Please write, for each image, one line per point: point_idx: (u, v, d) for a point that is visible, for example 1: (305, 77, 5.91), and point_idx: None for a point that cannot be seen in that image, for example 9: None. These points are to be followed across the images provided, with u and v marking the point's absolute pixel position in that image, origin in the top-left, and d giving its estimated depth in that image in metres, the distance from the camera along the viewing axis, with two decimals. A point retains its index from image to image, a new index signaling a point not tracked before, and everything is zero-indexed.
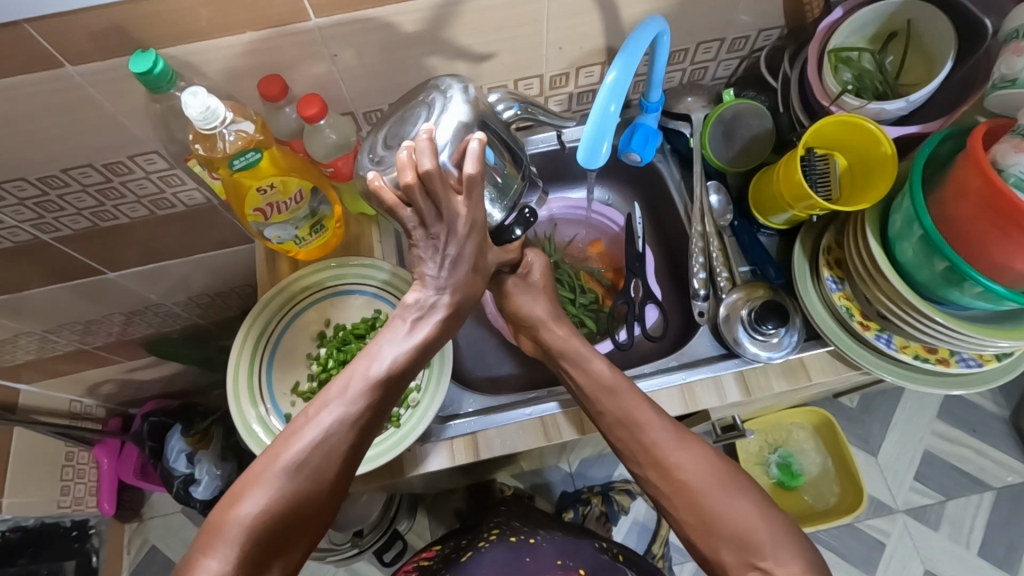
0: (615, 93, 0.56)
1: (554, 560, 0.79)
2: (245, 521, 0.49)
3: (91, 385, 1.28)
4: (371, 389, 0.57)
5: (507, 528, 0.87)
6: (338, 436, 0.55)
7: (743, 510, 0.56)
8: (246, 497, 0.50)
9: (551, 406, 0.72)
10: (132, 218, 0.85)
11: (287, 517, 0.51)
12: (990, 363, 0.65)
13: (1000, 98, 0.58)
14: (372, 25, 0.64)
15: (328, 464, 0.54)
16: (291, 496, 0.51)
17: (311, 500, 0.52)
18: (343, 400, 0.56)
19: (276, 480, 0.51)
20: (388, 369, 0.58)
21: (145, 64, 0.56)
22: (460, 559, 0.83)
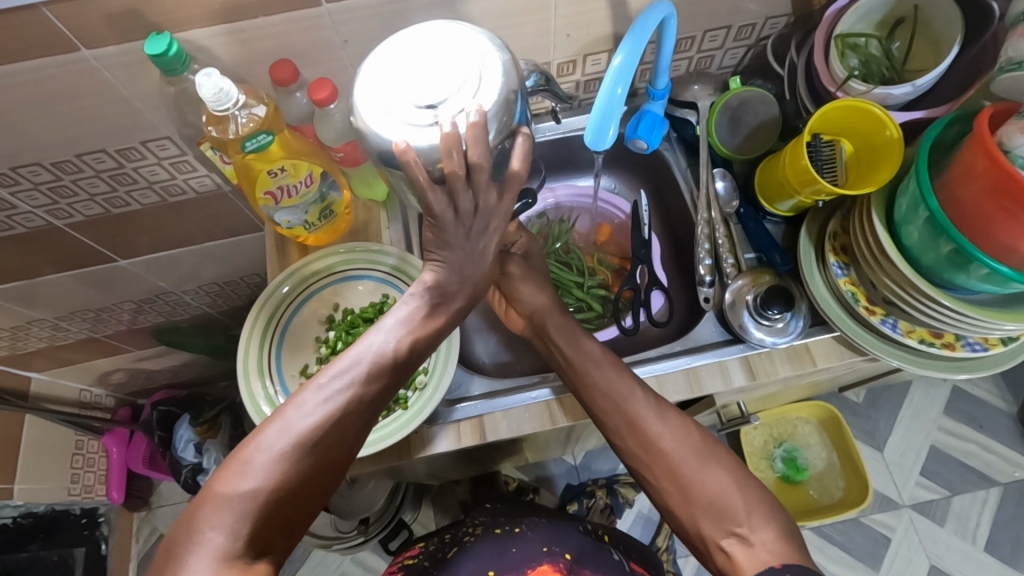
0: (622, 76, 0.56)
1: (540, 547, 0.78)
2: (251, 495, 0.49)
3: (101, 373, 1.29)
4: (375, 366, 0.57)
5: (490, 522, 0.88)
6: (346, 411, 0.55)
7: (719, 478, 0.56)
8: (252, 471, 0.50)
9: (543, 394, 0.73)
10: (143, 205, 0.86)
11: (294, 491, 0.51)
12: (996, 348, 0.65)
13: (1007, 82, 0.57)
14: (382, 11, 0.65)
15: (336, 439, 0.54)
16: (299, 469, 0.51)
17: (316, 473, 0.52)
18: (349, 376, 0.56)
19: (282, 454, 0.51)
20: (399, 348, 0.59)
21: (160, 46, 0.57)
22: (447, 555, 0.81)
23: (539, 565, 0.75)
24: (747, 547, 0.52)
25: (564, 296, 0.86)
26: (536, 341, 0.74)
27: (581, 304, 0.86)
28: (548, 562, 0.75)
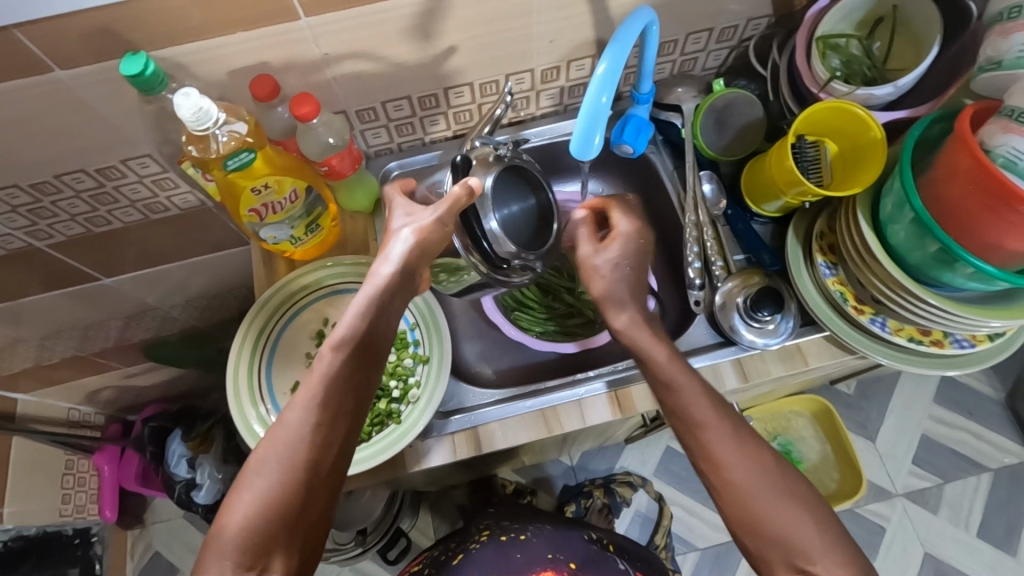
0: (607, 84, 0.55)
1: (544, 553, 0.78)
2: (232, 530, 0.51)
3: (90, 391, 1.28)
4: (329, 372, 0.57)
5: (498, 527, 0.87)
6: (306, 426, 0.55)
7: (796, 514, 0.53)
8: (232, 507, 0.53)
9: (598, 386, 0.73)
10: (126, 222, 0.85)
11: (274, 519, 0.52)
12: (983, 343, 0.66)
13: (987, 80, 0.58)
14: (363, 23, 0.64)
15: (305, 458, 0.54)
16: (270, 496, 0.52)
17: (292, 497, 0.53)
18: (307, 388, 0.56)
19: (254, 484, 0.53)
20: (344, 335, 0.58)
21: (135, 66, 0.56)
22: (451, 561, 0.80)
23: (543, 570, 0.75)
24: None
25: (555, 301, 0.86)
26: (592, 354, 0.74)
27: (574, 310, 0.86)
28: (551, 567, 0.76)
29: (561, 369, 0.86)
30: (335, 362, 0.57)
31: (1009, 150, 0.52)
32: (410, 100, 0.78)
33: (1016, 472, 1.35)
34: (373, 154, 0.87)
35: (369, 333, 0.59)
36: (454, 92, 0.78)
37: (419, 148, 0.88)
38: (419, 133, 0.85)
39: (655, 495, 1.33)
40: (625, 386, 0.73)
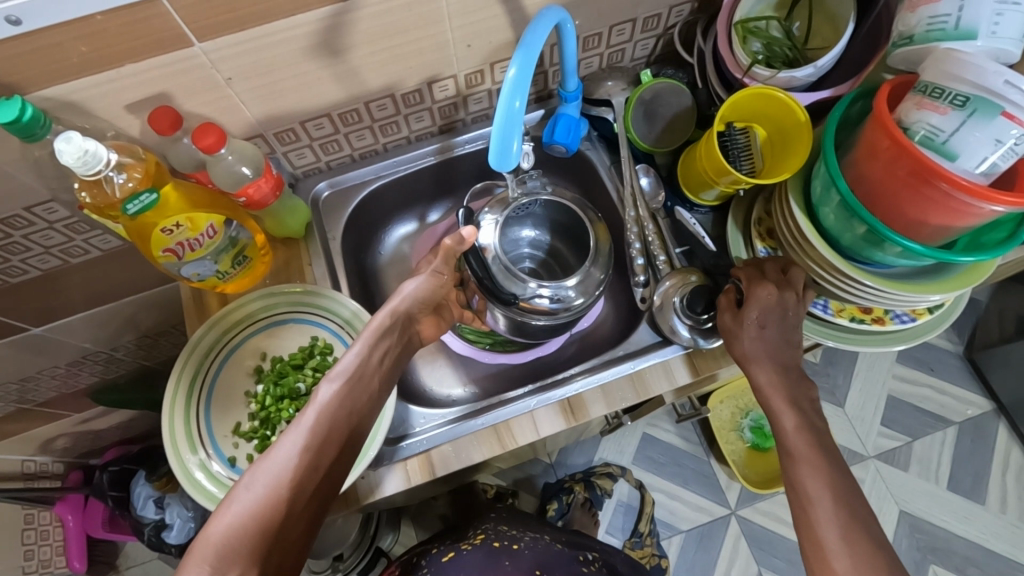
0: (518, 88, 0.52)
1: (532, 568, 0.77)
2: (212, 540, 0.46)
3: (44, 441, 1.19)
4: (331, 398, 0.57)
5: (495, 533, 0.85)
6: (306, 443, 0.53)
7: None
8: (214, 520, 0.48)
9: (672, 349, 0.73)
10: (45, 270, 0.80)
11: (259, 535, 0.47)
12: (922, 317, 0.66)
13: (902, 56, 0.56)
14: (263, 44, 0.61)
15: (298, 474, 0.51)
16: (259, 507, 0.48)
17: (276, 511, 0.49)
18: (308, 413, 0.55)
19: (244, 496, 0.49)
20: (347, 366, 0.59)
21: (10, 113, 0.52)
22: (441, 558, 0.79)
23: None
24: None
25: None
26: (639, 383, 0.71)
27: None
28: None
29: (519, 377, 0.84)
30: (336, 391, 0.57)
31: (924, 126, 0.52)
32: (331, 117, 0.74)
33: (979, 422, 1.39)
34: (301, 176, 0.84)
35: (370, 366, 0.61)
36: (376, 104, 0.75)
37: (350, 164, 0.85)
38: (347, 149, 0.82)
39: (636, 484, 1.36)
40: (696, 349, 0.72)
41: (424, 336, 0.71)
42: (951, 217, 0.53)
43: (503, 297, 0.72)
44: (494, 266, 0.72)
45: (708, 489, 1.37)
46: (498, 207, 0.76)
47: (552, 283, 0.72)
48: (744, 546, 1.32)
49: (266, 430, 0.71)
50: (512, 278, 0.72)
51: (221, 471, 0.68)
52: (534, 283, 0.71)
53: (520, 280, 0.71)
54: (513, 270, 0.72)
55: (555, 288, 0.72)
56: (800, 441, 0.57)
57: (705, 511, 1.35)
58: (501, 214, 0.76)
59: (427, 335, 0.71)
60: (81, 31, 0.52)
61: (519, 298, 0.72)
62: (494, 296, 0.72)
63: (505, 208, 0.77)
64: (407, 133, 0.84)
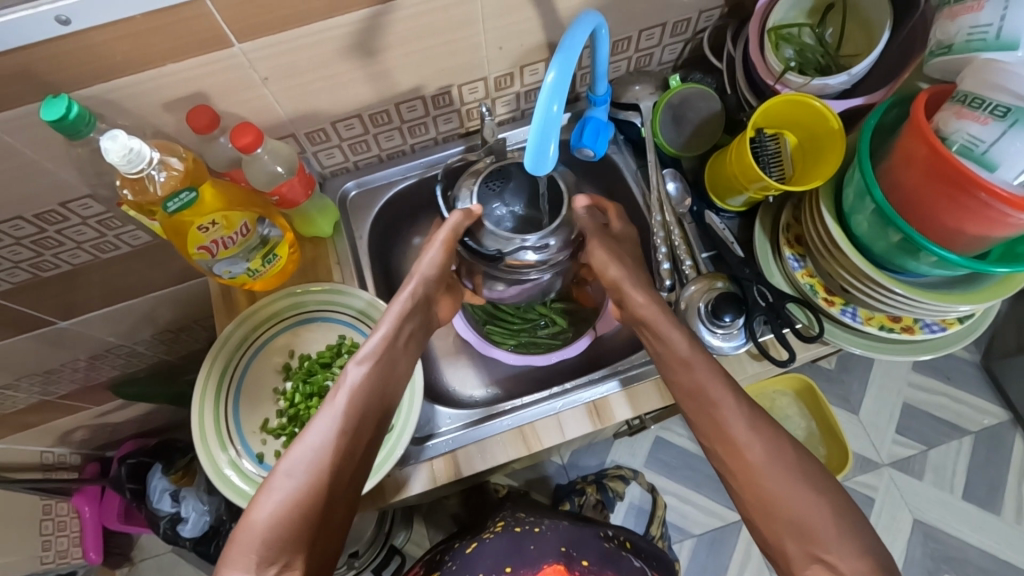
0: (557, 92, 0.51)
1: (558, 547, 0.79)
2: (258, 528, 0.49)
3: (63, 432, 1.20)
4: (359, 383, 0.58)
5: (513, 519, 0.86)
6: (337, 428, 0.55)
7: (815, 502, 0.54)
8: (256, 508, 0.50)
9: (613, 385, 0.72)
10: (75, 264, 0.81)
11: (302, 521, 0.50)
12: (953, 327, 0.66)
13: (939, 65, 0.57)
14: (299, 45, 0.61)
15: (334, 461, 0.53)
16: (301, 494, 0.50)
17: (317, 496, 0.51)
18: (338, 396, 0.58)
19: (284, 483, 0.51)
20: (371, 350, 0.61)
21: (57, 111, 0.53)
22: (465, 550, 0.81)
23: (553, 564, 0.77)
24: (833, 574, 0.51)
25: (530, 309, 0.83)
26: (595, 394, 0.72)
27: (545, 319, 0.84)
28: (563, 561, 0.77)
29: (541, 379, 0.85)
30: (364, 374, 0.59)
31: (963, 136, 0.52)
32: (361, 118, 0.75)
33: (995, 432, 1.38)
34: (328, 175, 0.84)
35: (394, 348, 0.63)
36: (406, 106, 0.76)
37: (377, 165, 0.86)
38: (374, 150, 0.83)
39: (647, 486, 1.32)
40: (636, 386, 0.72)
41: (439, 317, 0.74)
42: (984, 226, 0.53)
43: (490, 258, 0.71)
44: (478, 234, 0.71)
45: (720, 494, 1.37)
46: (470, 183, 0.73)
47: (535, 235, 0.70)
48: (755, 551, 1.32)
49: (294, 427, 0.72)
50: (489, 236, 0.70)
51: (251, 468, 0.68)
52: (518, 237, 0.69)
53: (502, 236, 0.70)
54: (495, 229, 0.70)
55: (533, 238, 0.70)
56: (716, 389, 0.60)
57: (717, 516, 1.35)
58: (476, 183, 0.73)
59: (440, 316, 0.74)
60: (126, 30, 0.53)
61: (505, 253, 0.70)
62: (479, 256, 0.71)
63: (479, 182, 0.73)
64: (434, 135, 0.84)
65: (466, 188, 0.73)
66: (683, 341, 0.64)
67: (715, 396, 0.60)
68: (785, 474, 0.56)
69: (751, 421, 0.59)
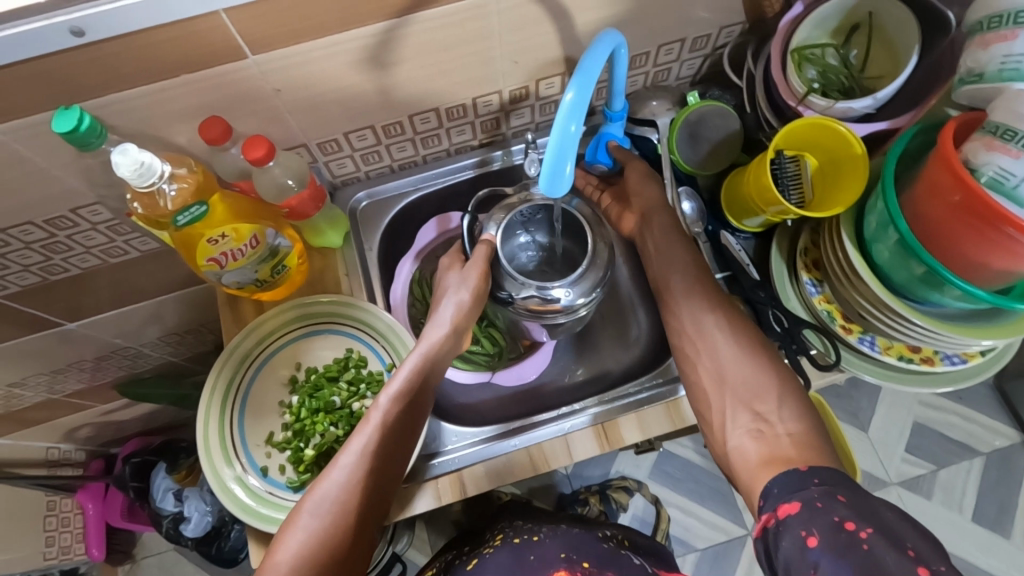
0: (575, 112, 0.50)
1: (558, 554, 0.77)
2: (283, 566, 0.51)
3: (69, 430, 1.19)
4: (387, 418, 0.60)
5: (511, 528, 0.85)
6: (363, 466, 0.57)
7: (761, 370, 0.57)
8: (281, 545, 0.53)
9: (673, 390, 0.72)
10: (84, 268, 0.80)
11: (326, 560, 0.52)
12: (974, 359, 0.64)
13: (970, 92, 0.55)
14: (313, 58, 0.60)
15: (357, 500, 0.55)
16: (324, 533, 0.53)
17: (339, 536, 0.53)
18: (362, 434, 0.59)
19: (308, 522, 0.53)
20: (398, 390, 0.62)
21: (69, 122, 0.52)
22: (465, 566, 0.80)
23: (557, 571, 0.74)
24: (766, 431, 0.53)
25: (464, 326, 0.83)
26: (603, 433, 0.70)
27: (472, 338, 0.84)
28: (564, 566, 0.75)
29: (549, 393, 0.85)
30: (389, 415, 0.60)
31: (994, 168, 0.50)
32: (374, 129, 0.74)
33: (1007, 453, 1.35)
34: (339, 185, 0.84)
35: (420, 387, 0.63)
36: (419, 117, 0.75)
37: (388, 175, 0.85)
38: (387, 160, 0.82)
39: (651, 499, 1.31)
40: None
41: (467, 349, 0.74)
42: (1013, 260, 0.51)
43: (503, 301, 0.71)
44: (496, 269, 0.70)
45: (724, 508, 1.35)
46: (500, 215, 0.72)
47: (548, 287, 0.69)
48: (760, 568, 1.30)
49: (299, 442, 0.70)
50: (506, 277, 0.70)
51: (257, 484, 0.68)
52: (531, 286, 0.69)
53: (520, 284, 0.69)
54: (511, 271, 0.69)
55: (550, 289, 0.69)
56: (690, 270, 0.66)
57: (721, 530, 1.33)
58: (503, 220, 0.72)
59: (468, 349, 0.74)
60: (139, 42, 0.52)
61: (516, 300, 0.70)
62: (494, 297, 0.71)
63: (509, 216, 0.72)
64: (447, 146, 0.83)
65: (495, 218, 0.72)
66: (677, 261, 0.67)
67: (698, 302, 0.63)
68: (741, 350, 0.59)
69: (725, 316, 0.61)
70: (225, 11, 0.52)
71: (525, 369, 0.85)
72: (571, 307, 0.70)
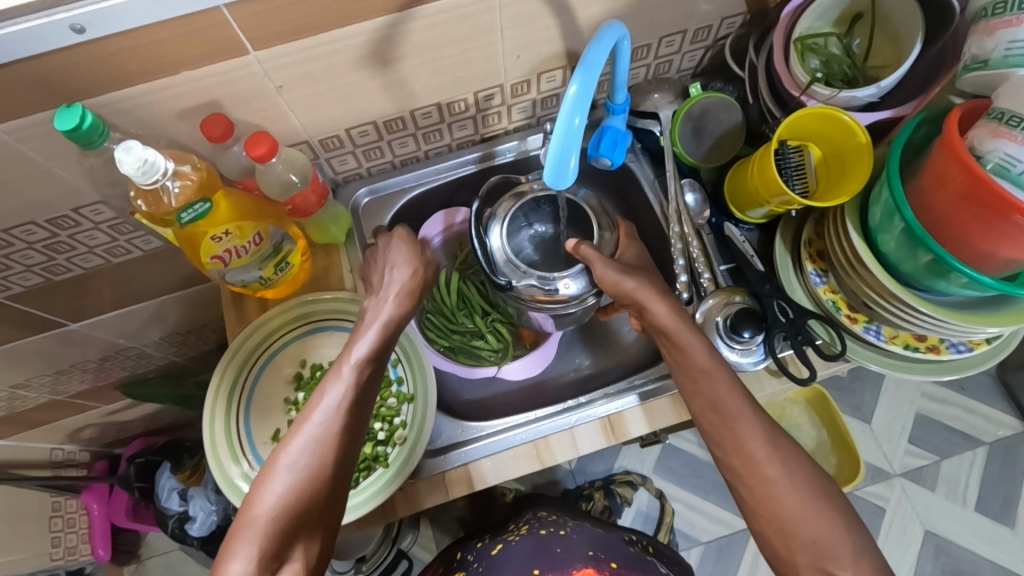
0: (579, 105, 0.50)
1: (585, 550, 0.77)
2: (261, 522, 0.50)
3: (73, 431, 1.19)
4: (358, 376, 0.59)
5: (537, 521, 0.85)
6: (336, 422, 0.56)
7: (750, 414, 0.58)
8: (257, 501, 0.52)
9: None
10: (86, 269, 0.80)
11: (304, 515, 0.52)
12: (980, 347, 0.64)
13: (974, 80, 0.55)
14: (315, 54, 0.60)
15: (332, 455, 0.54)
16: (301, 486, 0.52)
17: (318, 491, 0.53)
18: (334, 389, 0.58)
19: (283, 479, 0.52)
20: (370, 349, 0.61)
21: (71, 120, 0.52)
22: (490, 552, 0.79)
23: (584, 567, 0.74)
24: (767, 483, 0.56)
25: (467, 318, 0.83)
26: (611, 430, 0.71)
27: (479, 333, 0.83)
28: (592, 564, 0.75)
29: (555, 388, 0.85)
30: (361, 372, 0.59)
31: (1000, 156, 0.50)
32: (375, 125, 0.74)
33: (1010, 444, 1.35)
34: (341, 182, 0.84)
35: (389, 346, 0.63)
36: (421, 113, 0.75)
37: (390, 171, 0.85)
38: (388, 156, 0.81)
39: (655, 493, 1.31)
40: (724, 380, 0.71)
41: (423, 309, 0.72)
42: (1021, 249, 0.51)
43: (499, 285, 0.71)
44: (500, 258, 0.71)
45: (728, 501, 1.35)
46: (508, 204, 0.74)
47: (548, 276, 0.70)
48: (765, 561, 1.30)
49: None
50: (507, 265, 0.71)
51: None
52: (532, 275, 0.70)
53: (517, 271, 0.71)
54: (515, 260, 0.71)
55: (552, 280, 0.70)
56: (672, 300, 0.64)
57: (725, 524, 1.34)
58: (509, 208, 0.74)
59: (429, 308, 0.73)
60: (142, 39, 0.52)
61: (515, 286, 0.70)
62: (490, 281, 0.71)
63: (517, 205, 0.74)
64: (448, 141, 0.83)
65: (503, 208, 0.73)
66: (660, 302, 0.63)
67: (707, 365, 0.60)
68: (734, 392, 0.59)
69: (735, 387, 0.59)
70: (227, 6, 0.51)
71: (529, 363, 0.84)
72: (576, 298, 0.71)
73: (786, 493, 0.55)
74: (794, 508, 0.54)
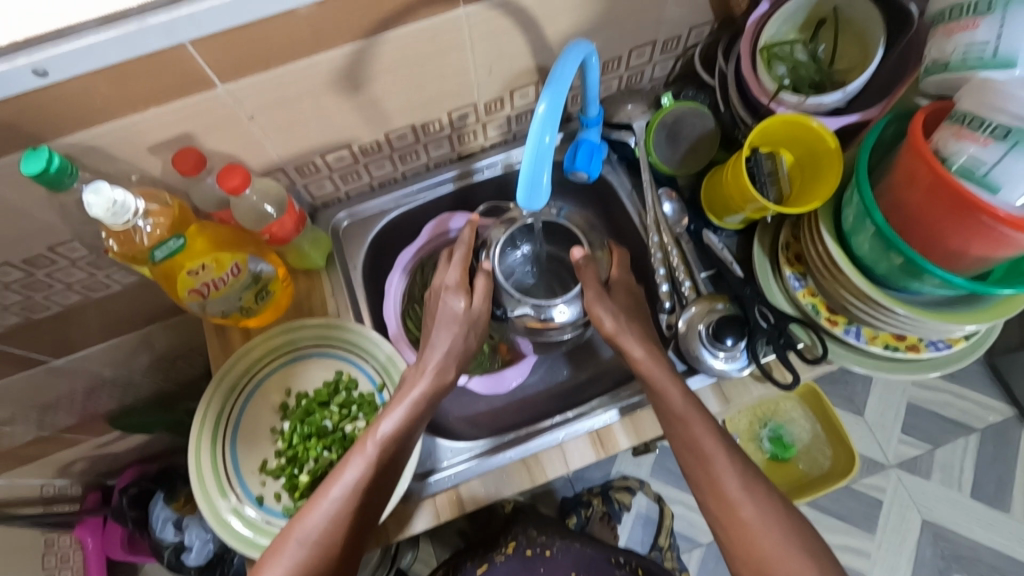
0: (548, 123, 0.50)
1: None
2: None
3: (64, 464, 1.18)
4: (376, 462, 0.59)
5: (525, 538, 0.85)
6: (348, 504, 0.57)
7: (720, 440, 0.59)
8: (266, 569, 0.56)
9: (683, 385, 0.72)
10: (66, 304, 0.79)
11: None
12: (958, 344, 0.65)
13: (937, 81, 0.55)
14: (283, 82, 0.60)
15: (338, 539, 0.57)
16: (308, 564, 0.55)
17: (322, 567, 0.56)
18: (350, 469, 0.59)
19: (291, 554, 0.55)
20: (392, 432, 0.60)
21: (38, 163, 0.52)
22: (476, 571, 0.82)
23: None
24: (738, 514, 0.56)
25: None
26: (599, 445, 0.70)
27: None
28: None
29: (546, 401, 0.85)
30: (383, 452, 0.60)
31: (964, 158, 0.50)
32: (351, 148, 0.74)
33: (1002, 429, 1.37)
34: (320, 206, 0.83)
35: (412, 431, 0.62)
36: (396, 135, 0.75)
37: (368, 193, 0.85)
38: (366, 178, 0.81)
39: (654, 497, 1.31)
40: (710, 385, 0.72)
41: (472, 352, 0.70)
42: (991, 246, 0.51)
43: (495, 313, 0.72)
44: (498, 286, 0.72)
45: None
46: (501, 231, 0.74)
47: (540, 303, 0.70)
48: None
49: (293, 469, 0.70)
50: (503, 294, 0.72)
51: (253, 514, 0.68)
52: (527, 304, 0.71)
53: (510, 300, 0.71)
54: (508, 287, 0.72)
55: (546, 309, 0.70)
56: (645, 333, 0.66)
57: None
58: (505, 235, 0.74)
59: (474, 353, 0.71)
60: (107, 78, 0.52)
61: (511, 316, 0.72)
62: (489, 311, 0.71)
63: (509, 231, 0.74)
64: (426, 160, 0.83)
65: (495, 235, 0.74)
66: (638, 346, 0.65)
67: (682, 410, 0.60)
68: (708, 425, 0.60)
69: (710, 426, 0.59)
70: (191, 42, 0.51)
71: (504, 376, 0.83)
72: (570, 324, 0.72)
73: (760, 531, 0.55)
74: (767, 544, 0.55)
